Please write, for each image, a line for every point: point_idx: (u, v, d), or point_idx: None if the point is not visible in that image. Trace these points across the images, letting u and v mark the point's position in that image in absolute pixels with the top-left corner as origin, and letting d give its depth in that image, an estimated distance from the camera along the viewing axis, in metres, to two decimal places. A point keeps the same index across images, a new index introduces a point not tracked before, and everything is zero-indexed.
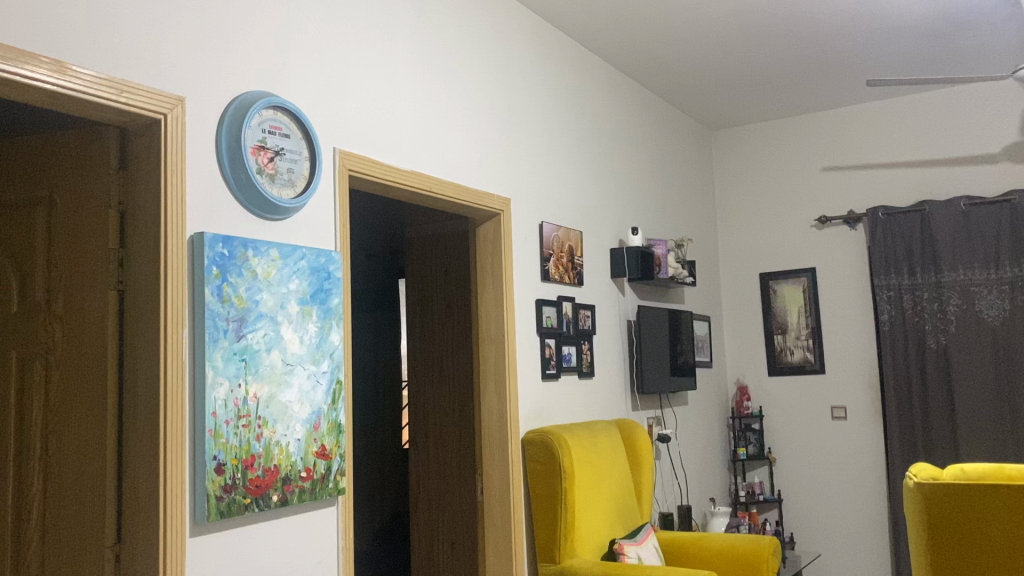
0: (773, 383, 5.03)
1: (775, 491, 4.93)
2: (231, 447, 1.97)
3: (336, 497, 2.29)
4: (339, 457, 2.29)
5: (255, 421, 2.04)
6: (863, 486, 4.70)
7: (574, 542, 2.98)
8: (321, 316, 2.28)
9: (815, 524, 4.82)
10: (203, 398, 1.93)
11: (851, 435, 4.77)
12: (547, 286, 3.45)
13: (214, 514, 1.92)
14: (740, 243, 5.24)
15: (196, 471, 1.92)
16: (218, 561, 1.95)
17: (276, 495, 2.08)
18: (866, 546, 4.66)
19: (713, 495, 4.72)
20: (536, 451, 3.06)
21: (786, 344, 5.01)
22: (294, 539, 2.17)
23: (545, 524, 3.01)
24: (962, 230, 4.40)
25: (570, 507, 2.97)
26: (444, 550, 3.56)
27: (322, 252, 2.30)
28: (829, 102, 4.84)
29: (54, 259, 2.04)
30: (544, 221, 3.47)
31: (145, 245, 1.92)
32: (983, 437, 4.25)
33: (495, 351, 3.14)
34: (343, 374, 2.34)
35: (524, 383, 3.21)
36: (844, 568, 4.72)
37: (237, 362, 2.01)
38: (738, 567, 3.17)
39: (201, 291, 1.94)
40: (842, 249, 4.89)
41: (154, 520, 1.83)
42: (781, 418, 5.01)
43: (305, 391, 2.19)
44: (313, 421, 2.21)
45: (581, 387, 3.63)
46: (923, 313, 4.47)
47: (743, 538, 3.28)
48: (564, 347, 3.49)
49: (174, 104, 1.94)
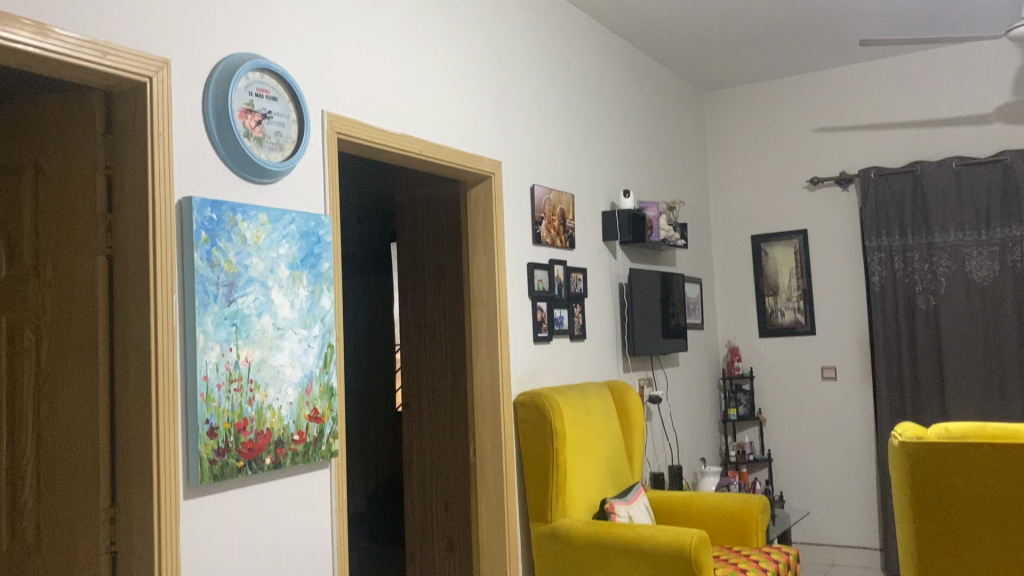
0: (764, 345, 5.07)
1: (764, 450, 5.00)
2: (223, 411, 1.98)
3: (329, 459, 2.31)
4: (331, 420, 2.30)
5: (247, 384, 2.05)
6: (851, 445, 4.76)
7: (565, 503, 3.02)
8: (312, 281, 2.28)
9: (804, 482, 4.89)
10: (194, 362, 1.93)
11: (840, 395, 4.82)
12: (539, 249, 3.45)
13: (208, 477, 1.93)
14: (732, 205, 5.23)
15: (188, 435, 1.93)
16: (213, 524, 1.97)
17: (270, 458, 2.10)
18: (853, 503, 4.74)
19: (703, 454, 4.78)
20: (528, 413, 3.09)
21: (777, 305, 5.04)
22: (288, 501, 2.19)
23: (535, 487, 3.05)
24: (953, 191, 4.41)
25: (562, 468, 3.00)
26: (437, 511, 3.61)
27: (311, 216, 2.30)
28: (822, 62, 4.82)
29: (42, 225, 2.03)
30: (535, 184, 3.46)
31: (134, 210, 1.91)
32: (970, 395, 4.30)
33: (487, 316, 3.15)
34: (334, 338, 2.35)
35: (517, 348, 3.23)
36: (831, 524, 4.80)
37: (228, 326, 2.01)
38: (728, 526, 3.22)
39: (191, 256, 1.94)
40: (833, 210, 4.89)
41: (149, 484, 1.84)
42: (772, 379, 5.04)
43: (296, 354, 2.20)
44: (305, 385, 2.22)
45: (573, 349, 3.65)
46: (914, 274, 4.49)
47: (732, 496, 3.32)
48: (555, 311, 3.50)
49: (160, 67, 1.92)
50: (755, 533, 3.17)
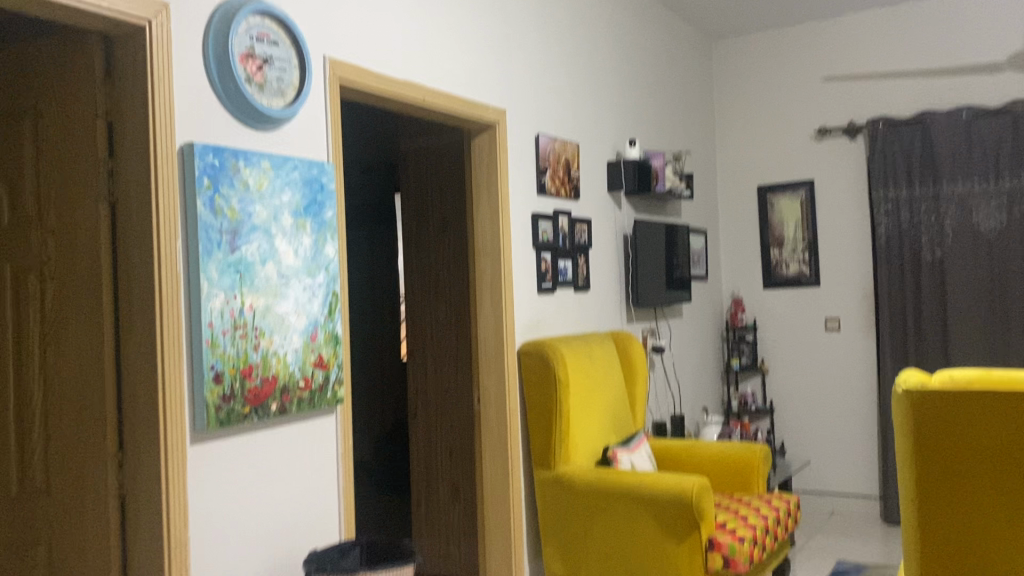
0: (768, 296, 5.07)
1: (766, 400, 5.03)
2: (229, 357, 1.99)
3: (335, 406, 2.33)
4: (336, 367, 2.31)
5: (252, 331, 2.06)
6: (853, 395, 4.79)
7: (568, 451, 3.04)
8: (316, 229, 2.27)
9: (805, 432, 4.93)
10: (199, 309, 1.93)
11: (843, 346, 4.83)
12: (543, 199, 3.43)
13: (214, 422, 1.95)
14: (738, 155, 5.18)
15: (194, 381, 1.94)
16: (219, 468, 1.99)
17: (276, 404, 2.12)
18: (854, 452, 4.78)
19: (706, 403, 4.81)
20: (532, 363, 3.10)
21: (782, 257, 5.02)
22: (294, 446, 2.21)
23: (539, 434, 3.07)
24: (962, 141, 4.35)
25: (565, 417, 3.02)
26: (442, 458, 3.64)
27: (314, 163, 2.28)
28: (832, 9, 4.73)
29: (44, 171, 2.02)
30: (540, 133, 3.42)
31: (135, 156, 1.89)
32: (973, 346, 4.31)
33: (491, 265, 3.14)
34: (339, 286, 2.35)
35: (520, 297, 3.23)
36: (831, 473, 4.85)
37: (232, 274, 2.01)
38: (729, 474, 3.26)
39: (194, 203, 1.93)
40: (841, 160, 4.84)
41: (155, 428, 1.85)
42: (775, 330, 5.05)
43: (301, 302, 2.20)
44: (310, 333, 2.23)
45: (577, 300, 3.65)
46: (920, 225, 4.46)
47: (734, 445, 3.34)
48: (559, 262, 3.49)
49: (158, 11, 1.89)
50: (756, 480, 3.21)
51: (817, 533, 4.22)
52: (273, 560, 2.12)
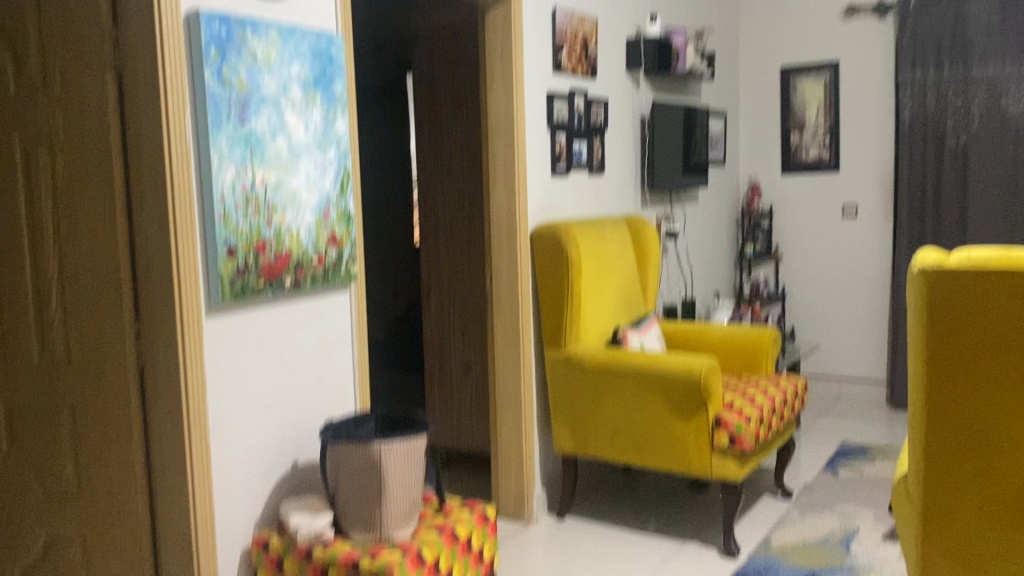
0: (786, 182, 5.00)
1: (778, 286, 5.04)
2: (242, 231, 1.98)
3: (348, 283, 2.34)
4: (349, 244, 2.31)
5: (264, 205, 2.04)
6: (866, 281, 4.78)
7: (579, 332, 3.07)
8: (326, 103, 2.22)
9: (816, 318, 4.96)
10: (210, 182, 1.91)
11: (859, 233, 4.79)
12: (559, 77, 3.34)
13: (228, 295, 1.96)
14: (762, 35, 5.00)
15: (208, 254, 1.94)
16: (235, 341, 2.02)
17: (290, 278, 2.12)
18: (863, 337, 4.81)
19: (717, 288, 4.83)
20: (544, 245, 3.09)
21: (802, 141, 4.92)
22: (308, 322, 2.23)
23: (551, 315, 3.09)
24: (997, 20, 4.17)
25: (576, 299, 3.04)
26: (455, 338, 3.69)
27: (323, 34, 2.21)
28: None
29: (47, 39, 1.97)
30: (557, 7, 3.30)
31: (138, 21, 1.83)
32: (991, 233, 4.27)
33: (504, 146, 3.08)
34: (350, 163, 2.32)
35: (534, 179, 3.19)
36: (839, 358, 4.90)
37: (242, 147, 1.98)
38: (738, 358, 3.29)
39: (201, 73, 1.88)
40: (868, 40, 4.67)
41: (170, 300, 1.86)
42: (791, 216, 5.00)
43: (313, 177, 2.18)
44: (322, 209, 2.21)
45: (592, 182, 3.61)
46: (946, 108, 4.32)
47: (743, 329, 3.35)
48: (575, 143, 3.43)
49: None
50: (764, 364, 3.24)
51: (823, 415, 4.30)
52: (291, 429, 2.18)
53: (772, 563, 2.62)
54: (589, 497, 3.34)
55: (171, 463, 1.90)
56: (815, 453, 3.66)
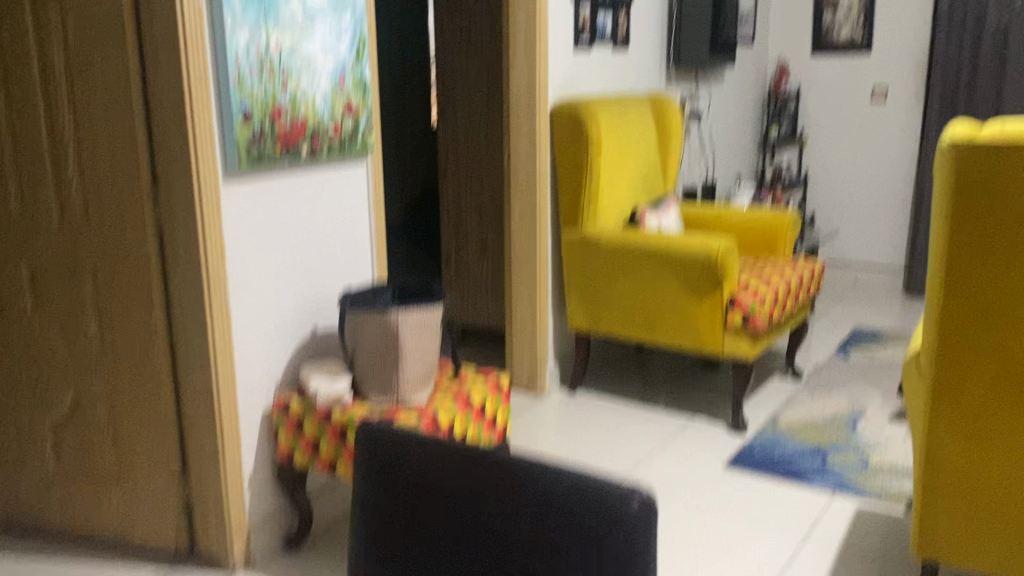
0: (815, 63, 4.84)
1: (801, 171, 4.97)
2: (257, 97, 1.95)
3: (365, 154, 2.31)
4: (366, 114, 2.27)
5: (280, 70, 2.00)
6: (891, 168, 4.69)
7: (597, 211, 3.05)
8: None
9: (837, 203, 4.90)
10: (224, 45, 1.87)
11: (887, 117, 4.66)
12: None
13: (245, 162, 1.95)
14: None
15: (224, 120, 1.92)
16: (254, 209, 2.02)
17: (307, 147, 2.10)
18: (884, 224, 4.76)
19: (739, 172, 4.76)
20: (564, 123, 3.02)
21: (834, 20, 4.73)
22: (326, 193, 2.22)
23: (568, 194, 3.06)
24: None
25: (595, 178, 3.00)
26: (472, 216, 3.67)
27: None
28: None
29: None
30: None
31: None
32: None
33: (525, 14, 2.96)
34: (366, 29, 2.25)
35: (555, 53, 3.09)
36: (858, 244, 4.87)
37: (256, 8, 1.92)
38: (757, 240, 3.28)
39: None
40: None
41: (188, 165, 1.85)
42: (818, 99, 4.86)
43: (328, 43, 2.12)
44: (338, 76, 2.16)
45: (615, 58, 3.50)
46: None
47: (763, 211, 3.33)
48: (599, 16, 3.31)
49: None
50: (782, 246, 3.23)
51: (838, 300, 4.32)
52: (309, 298, 2.20)
53: (779, 439, 2.68)
54: (603, 373, 3.40)
55: (197, 325, 1.93)
56: (827, 336, 3.69)
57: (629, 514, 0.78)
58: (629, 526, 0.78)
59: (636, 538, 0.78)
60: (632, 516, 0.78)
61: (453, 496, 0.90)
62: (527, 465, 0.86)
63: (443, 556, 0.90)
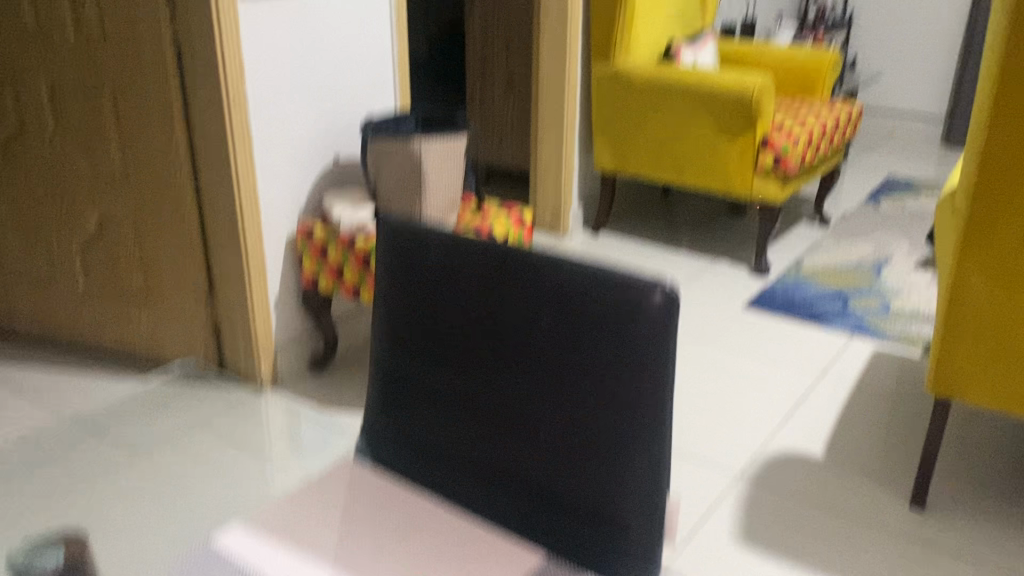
0: None
1: (848, 10, 4.70)
2: None
3: None
4: None
5: None
6: (945, 9, 4.41)
7: (629, 45, 2.92)
8: None
9: (883, 46, 4.66)
10: None
11: None
12: None
13: None
14: None
15: None
16: (272, 26, 1.93)
17: None
18: (931, 71, 4.55)
19: (781, 10, 4.52)
20: None
21: None
22: (346, 12, 2.12)
23: (600, 26, 2.92)
24: None
25: (629, 9, 2.85)
26: (498, 49, 3.54)
27: None
28: None
29: None
30: None
31: None
32: None
33: None
34: None
35: None
36: (901, 92, 4.68)
37: None
38: (794, 79, 3.16)
39: None
40: None
41: None
42: None
43: None
44: None
45: None
46: None
47: (802, 49, 3.18)
48: None
49: None
50: (821, 87, 3.11)
51: (875, 149, 4.19)
52: (330, 124, 2.16)
53: (802, 283, 2.67)
54: (627, 215, 3.38)
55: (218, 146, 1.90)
56: (859, 184, 3.61)
57: (651, 307, 0.78)
58: (653, 320, 0.78)
59: (658, 330, 0.79)
60: (654, 308, 0.78)
61: (471, 292, 0.89)
62: (551, 256, 0.84)
63: (463, 349, 0.91)
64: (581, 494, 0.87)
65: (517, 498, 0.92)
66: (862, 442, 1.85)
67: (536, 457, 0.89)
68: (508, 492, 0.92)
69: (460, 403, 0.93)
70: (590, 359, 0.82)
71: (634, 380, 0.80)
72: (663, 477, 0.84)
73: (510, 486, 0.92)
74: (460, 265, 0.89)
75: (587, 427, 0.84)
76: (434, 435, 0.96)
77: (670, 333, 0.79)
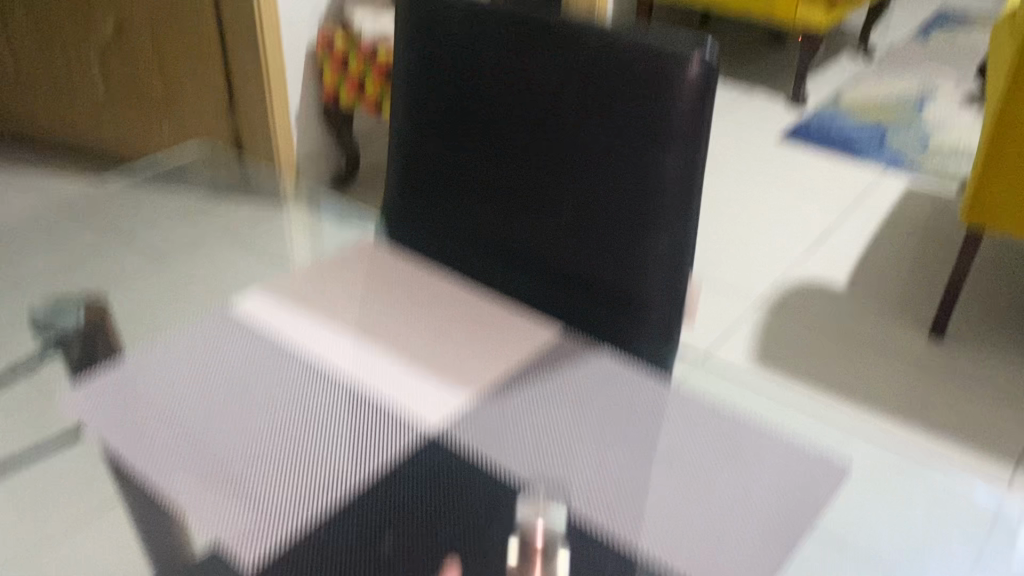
0: None
1: None
2: None
3: None
4: None
5: None
6: None
7: None
8: None
9: None
10: None
11: None
12: None
13: None
14: None
15: None
16: None
17: None
18: None
19: None
20: None
21: None
22: None
23: None
24: None
25: None
26: None
27: None
28: None
29: None
30: None
31: None
32: None
33: None
34: None
35: None
36: None
37: None
38: None
39: None
40: None
41: None
42: None
43: None
44: None
45: None
46: None
47: None
48: None
49: None
50: None
51: None
52: None
53: (837, 115, 2.58)
54: None
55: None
56: (910, 16, 3.41)
57: (686, 76, 0.72)
58: (688, 90, 0.73)
59: (693, 102, 0.73)
60: (691, 76, 0.72)
61: (495, 62, 0.82)
62: (583, 17, 0.77)
63: (483, 122, 0.85)
64: (599, 275, 0.83)
65: (536, 280, 0.88)
66: (888, 275, 1.83)
67: (554, 238, 0.85)
68: (523, 275, 0.89)
69: (478, 182, 0.88)
70: (619, 128, 0.76)
71: (661, 153, 0.75)
72: (686, 261, 0.80)
73: (530, 270, 0.88)
74: (483, 28, 0.82)
75: (609, 204, 0.80)
76: (450, 215, 0.92)
77: (706, 105, 0.73)
